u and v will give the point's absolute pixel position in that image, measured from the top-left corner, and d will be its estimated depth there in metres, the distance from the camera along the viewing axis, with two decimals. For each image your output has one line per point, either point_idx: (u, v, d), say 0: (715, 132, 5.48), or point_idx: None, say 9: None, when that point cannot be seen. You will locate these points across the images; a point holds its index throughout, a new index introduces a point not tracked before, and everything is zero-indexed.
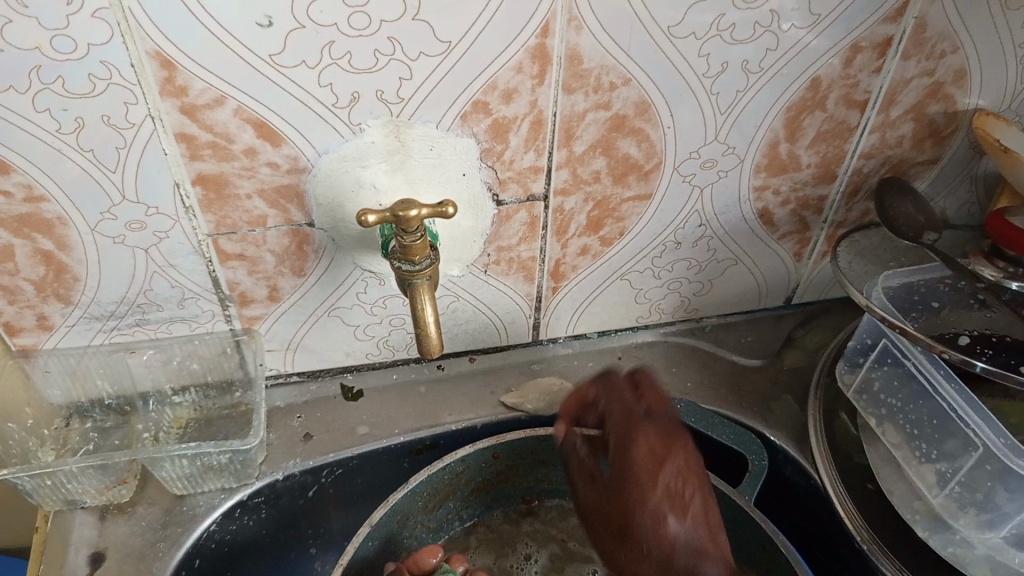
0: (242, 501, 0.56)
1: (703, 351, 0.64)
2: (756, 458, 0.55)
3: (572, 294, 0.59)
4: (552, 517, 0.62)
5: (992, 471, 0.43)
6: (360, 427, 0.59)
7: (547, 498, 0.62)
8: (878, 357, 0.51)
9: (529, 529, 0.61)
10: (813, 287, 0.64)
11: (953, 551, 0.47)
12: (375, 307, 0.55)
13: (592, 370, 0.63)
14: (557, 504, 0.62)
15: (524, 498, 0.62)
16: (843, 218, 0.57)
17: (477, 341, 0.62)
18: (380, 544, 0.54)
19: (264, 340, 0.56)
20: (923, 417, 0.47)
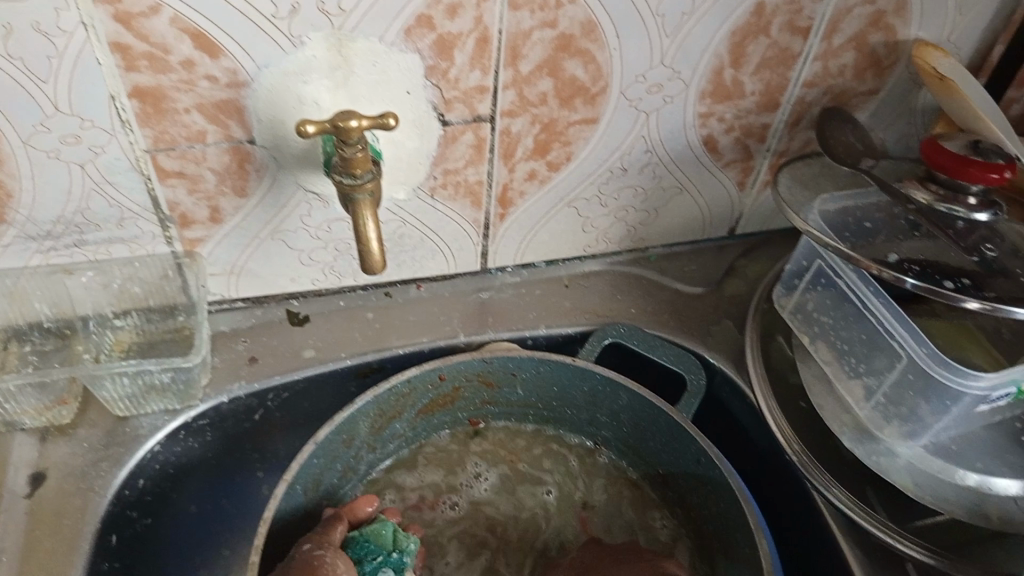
0: (187, 423, 0.56)
1: (647, 279, 0.66)
2: (694, 376, 0.57)
3: (519, 220, 0.59)
4: (498, 441, 0.63)
5: (913, 381, 0.47)
6: (306, 350, 0.59)
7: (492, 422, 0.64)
8: (812, 278, 0.53)
9: (478, 449, 0.63)
10: (756, 217, 0.65)
11: (877, 459, 0.52)
12: (319, 231, 0.55)
13: (538, 297, 0.64)
14: (504, 426, 0.64)
15: (470, 420, 0.63)
16: (786, 147, 0.58)
17: (423, 267, 0.61)
18: (327, 461, 0.55)
19: (207, 263, 0.56)
20: (852, 335, 0.51)
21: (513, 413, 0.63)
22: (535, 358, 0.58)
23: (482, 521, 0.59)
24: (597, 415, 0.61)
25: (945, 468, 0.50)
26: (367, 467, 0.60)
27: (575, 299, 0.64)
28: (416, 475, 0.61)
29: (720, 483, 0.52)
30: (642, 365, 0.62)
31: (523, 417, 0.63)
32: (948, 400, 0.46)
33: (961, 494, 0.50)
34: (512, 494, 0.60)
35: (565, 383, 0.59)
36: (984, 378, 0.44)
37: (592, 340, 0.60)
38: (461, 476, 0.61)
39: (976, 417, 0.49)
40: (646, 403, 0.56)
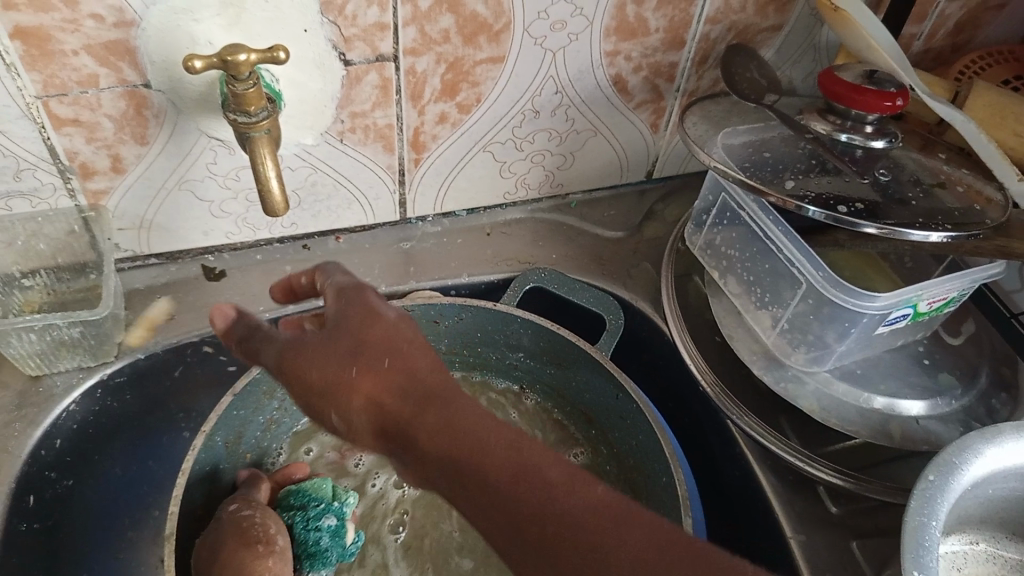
0: (104, 381, 0.55)
1: (568, 225, 0.66)
2: (611, 315, 0.58)
3: (434, 166, 0.59)
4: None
5: (814, 306, 0.49)
6: (224, 305, 0.59)
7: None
8: (718, 213, 0.54)
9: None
10: (672, 161, 0.67)
11: (785, 386, 0.52)
12: (228, 180, 0.54)
13: (459, 246, 0.64)
14: None
15: None
16: (695, 86, 0.59)
17: (342, 219, 0.61)
18: (249, 413, 0.54)
19: (113, 217, 0.55)
20: (758, 266, 0.52)
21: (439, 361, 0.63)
22: (456, 306, 0.57)
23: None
24: (521, 359, 0.61)
25: (849, 391, 0.51)
26: (293, 420, 0.60)
27: (496, 247, 0.64)
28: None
29: (638, 416, 0.53)
30: (565, 307, 0.62)
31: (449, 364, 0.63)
32: (848, 323, 0.48)
33: (866, 416, 0.50)
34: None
35: (488, 329, 0.59)
36: (880, 299, 0.45)
37: (514, 286, 0.60)
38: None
39: (877, 341, 0.51)
40: (569, 345, 0.56)
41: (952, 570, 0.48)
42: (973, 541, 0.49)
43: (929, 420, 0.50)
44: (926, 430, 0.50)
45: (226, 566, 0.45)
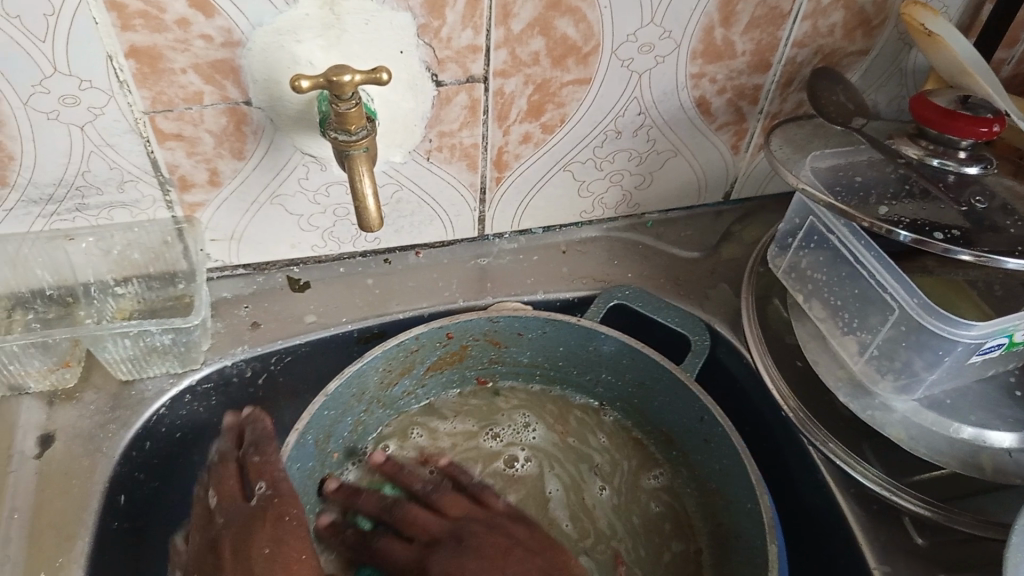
0: (191, 387, 0.57)
1: (644, 245, 0.66)
2: (698, 337, 0.58)
3: (516, 185, 0.59)
4: (521, 403, 0.64)
5: (904, 333, 0.48)
6: (307, 316, 0.60)
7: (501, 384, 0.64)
8: (804, 237, 0.54)
9: (508, 405, 0.64)
10: (751, 182, 0.66)
11: (871, 413, 0.52)
12: (317, 195, 0.56)
13: (536, 262, 0.65)
14: (510, 385, 0.64)
15: (478, 379, 0.64)
16: (778, 109, 0.59)
17: (423, 235, 0.62)
18: (338, 414, 0.56)
19: (206, 228, 0.57)
20: (846, 291, 0.51)
21: (520, 373, 0.64)
22: (541, 318, 0.58)
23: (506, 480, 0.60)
24: (601, 375, 0.61)
25: (939, 420, 0.50)
26: (375, 424, 0.61)
27: (572, 265, 0.65)
28: (428, 432, 0.61)
29: (725, 442, 0.53)
30: (647, 325, 0.63)
31: (530, 377, 0.64)
32: (942, 352, 0.47)
33: (956, 446, 0.50)
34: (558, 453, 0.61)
35: (571, 345, 0.60)
36: (975, 328, 0.44)
37: (598, 302, 0.61)
38: (505, 424, 0.62)
39: (969, 371, 0.50)
40: (652, 362, 0.57)
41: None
42: None
43: (1020, 453, 0.49)
44: (1019, 463, 0.49)
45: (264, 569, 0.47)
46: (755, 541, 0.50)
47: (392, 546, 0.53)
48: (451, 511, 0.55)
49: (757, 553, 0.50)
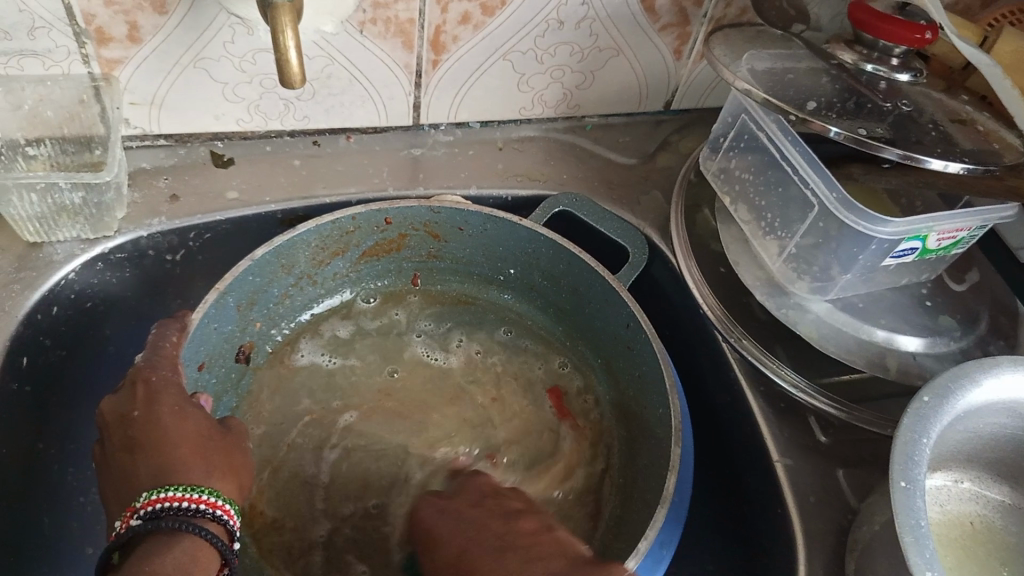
0: (104, 256, 0.56)
1: (581, 147, 0.66)
2: (636, 253, 0.57)
3: (452, 71, 0.58)
4: (451, 302, 0.61)
5: (823, 230, 0.49)
6: (229, 193, 0.59)
7: (437, 280, 0.62)
8: (736, 136, 0.54)
9: (437, 303, 0.61)
10: (692, 92, 0.66)
11: (785, 312, 0.53)
12: (243, 62, 0.54)
13: (470, 156, 0.64)
14: (445, 284, 0.62)
15: (413, 275, 0.62)
16: (722, 14, 0.59)
17: (354, 117, 0.60)
18: (265, 283, 0.55)
19: (125, 90, 0.54)
20: (771, 190, 0.52)
21: (458, 272, 0.62)
22: (482, 214, 0.56)
23: (418, 379, 0.56)
24: (537, 278, 0.59)
25: (849, 322, 0.52)
26: (306, 300, 0.59)
27: (507, 161, 0.64)
28: (349, 322, 0.59)
29: (643, 345, 0.52)
30: (590, 237, 0.62)
31: (466, 277, 0.62)
32: (858, 247, 0.48)
33: (865, 347, 0.51)
34: (471, 358, 0.58)
35: (510, 244, 0.58)
36: (891, 224, 0.45)
37: (544, 205, 0.59)
38: (425, 322, 0.60)
39: (881, 278, 0.52)
40: (586, 267, 0.55)
41: (935, 504, 0.48)
42: (958, 479, 0.49)
43: (925, 357, 0.51)
44: (921, 365, 0.50)
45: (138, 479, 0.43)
46: (659, 442, 0.49)
47: (437, 498, 0.46)
48: (487, 489, 0.46)
49: (658, 457, 0.49)
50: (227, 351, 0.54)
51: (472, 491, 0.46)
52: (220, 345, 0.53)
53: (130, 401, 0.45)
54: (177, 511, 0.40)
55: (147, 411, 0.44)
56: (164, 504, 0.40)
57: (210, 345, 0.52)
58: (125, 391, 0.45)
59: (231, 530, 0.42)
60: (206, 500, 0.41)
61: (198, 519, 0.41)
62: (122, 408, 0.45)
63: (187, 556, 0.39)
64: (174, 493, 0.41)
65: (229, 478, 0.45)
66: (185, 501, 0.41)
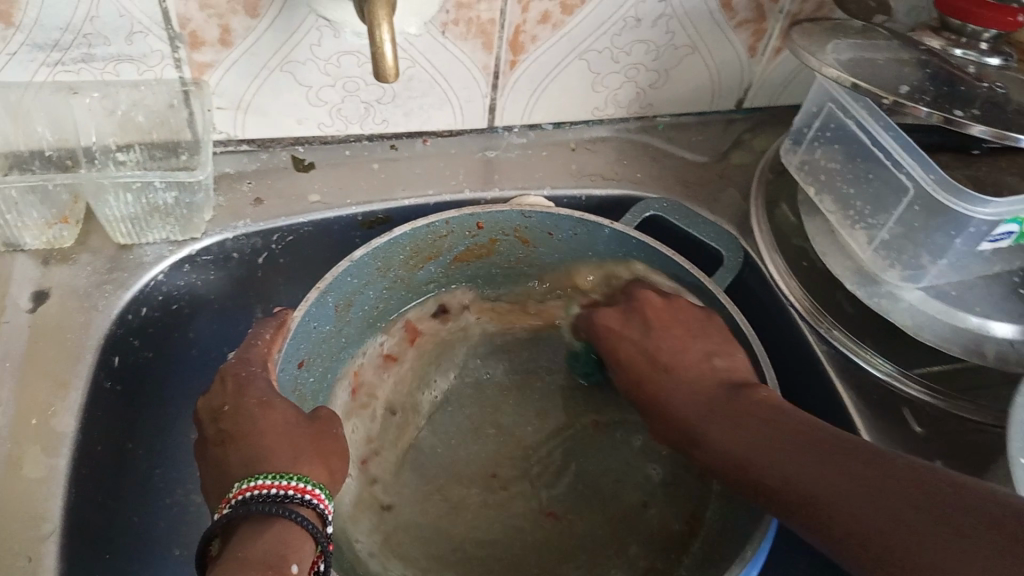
0: (191, 257, 0.56)
1: (655, 148, 0.66)
2: (732, 257, 0.56)
3: (529, 72, 0.59)
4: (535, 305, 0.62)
5: (919, 214, 0.48)
6: (311, 195, 0.59)
7: (524, 284, 0.62)
8: (822, 125, 0.54)
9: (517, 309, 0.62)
10: (764, 91, 0.66)
11: (878, 302, 0.52)
12: (329, 65, 0.55)
13: (545, 157, 0.64)
14: (530, 288, 0.62)
15: (502, 279, 0.62)
16: (799, 10, 0.59)
17: (432, 120, 0.61)
18: (359, 286, 0.55)
19: (213, 93, 0.55)
20: (861, 177, 0.51)
21: (545, 277, 0.62)
22: (576, 218, 0.55)
23: None
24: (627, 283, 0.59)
25: (944, 310, 0.51)
26: (397, 302, 0.60)
27: (580, 163, 0.64)
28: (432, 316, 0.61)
29: (742, 345, 0.50)
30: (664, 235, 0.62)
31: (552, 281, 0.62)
32: (955, 232, 0.47)
33: (961, 334, 0.50)
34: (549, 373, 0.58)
35: (599, 248, 0.57)
36: (991, 205, 0.44)
37: (636, 210, 0.59)
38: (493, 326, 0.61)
39: (975, 267, 0.50)
40: (679, 268, 0.54)
41: None
42: None
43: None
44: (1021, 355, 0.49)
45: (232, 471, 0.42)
46: None
47: (610, 317, 0.54)
48: (656, 311, 0.52)
49: None
50: (327, 349, 0.55)
51: (636, 319, 0.52)
52: (321, 341, 0.54)
53: (222, 394, 0.45)
54: (268, 498, 0.39)
55: (237, 403, 0.44)
56: (254, 491, 0.39)
57: (310, 343, 0.52)
58: (216, 387, 0.45)
59: (324, 515, 0.41)
60: (294, 486, 0.40)
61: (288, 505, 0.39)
62: (215, 401, 0.44)
63: (274, 541, 0.37)
64: (264, 480, 0.40)
65: (321, 464, 0.44)
66: (273, 487, 0.39)
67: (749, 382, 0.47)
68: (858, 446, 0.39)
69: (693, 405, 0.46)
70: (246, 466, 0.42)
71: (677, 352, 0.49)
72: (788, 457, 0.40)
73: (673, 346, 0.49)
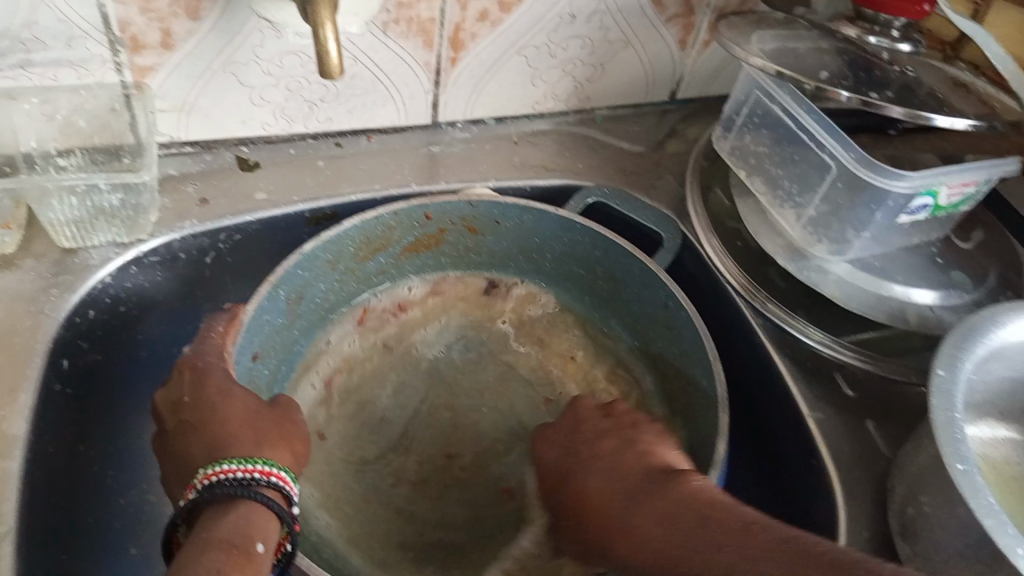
0: (138, 258, 0.56)
1: (594, 139, 0.68)
2: (670, 240, 0.60)
3: (470, 68, 0.60)
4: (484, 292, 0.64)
5: (842, 190, 0.51)
6: (258, 194, 0.60)
7: (475, 270, 0.65)
8: (750, 112, 0.57)
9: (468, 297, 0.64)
10: (696, 82, 0.69)
11: (808, 275, 0.55)
12: (271, 65, 0.56)
13: (489, 151, 0.66)
14: (482, 274, 0.65)
15: (453, 268, 0.64)
16: (724, 3, 0.62)
17: (376, 117, 0.62)
18: (310, 278, 0.55)
19: (155, 96, 0.55)
20: (788, 159, 0.54)
21: (494, 264, 0.64)
22: (521, 208, 0.58)
23: None
24: (574, 267, 0.62)
25: (868, 280, 0.54)
26: (348, 293, 0.61)
27: (523, 155, 0.66)
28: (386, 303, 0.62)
29: (685, 323, 0.54)
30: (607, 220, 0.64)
31: (502, 266, 0.64)
32: (875, 205, 0.50)
33: (885, 302, 0.54)
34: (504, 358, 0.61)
35: (545, 234, 0.60)
36: (907, 179, 0.48)
37: (577, 198, 0.62)
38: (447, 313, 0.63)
39: (893, 238, 0.54)
40: (620, 251, 0.57)
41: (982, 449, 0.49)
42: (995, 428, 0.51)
43: (942, 311, 0.53)
44: (939, 319, 0.53)
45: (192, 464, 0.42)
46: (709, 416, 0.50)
47: (548, 441, 0.49)
48: (586, 416, 0.49)
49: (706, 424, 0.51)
50: (278, 342, 0.55)
51: (564, 441, 0.48)
52: (270, 335, 0.54)
53: (179, 389, 0.45)
54: (234, 482, 0.40)
55: (195, 397, 0.44)
56: (220, 476, 0.40)
57: (263, 337, 0.52)
58: (174, 380, 0.45)
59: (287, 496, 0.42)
60: (260, 469, 0.41)
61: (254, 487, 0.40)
62: (173, 396, 0.45)
63: (241, 522, 0.38)
64: (229, 465, 0.41)
65: (282, 453, 0.44)
66: (238, 472, 0.40)
67: (681, 472, 0.42)
68: (787, 536, 0.35)
69: (620, 498, 0.42)
70: (207, 458, 0.42)
71: (602, 461, 0.45)
72: (696, 541, 0.37)
73: (592, 457, 0.45)
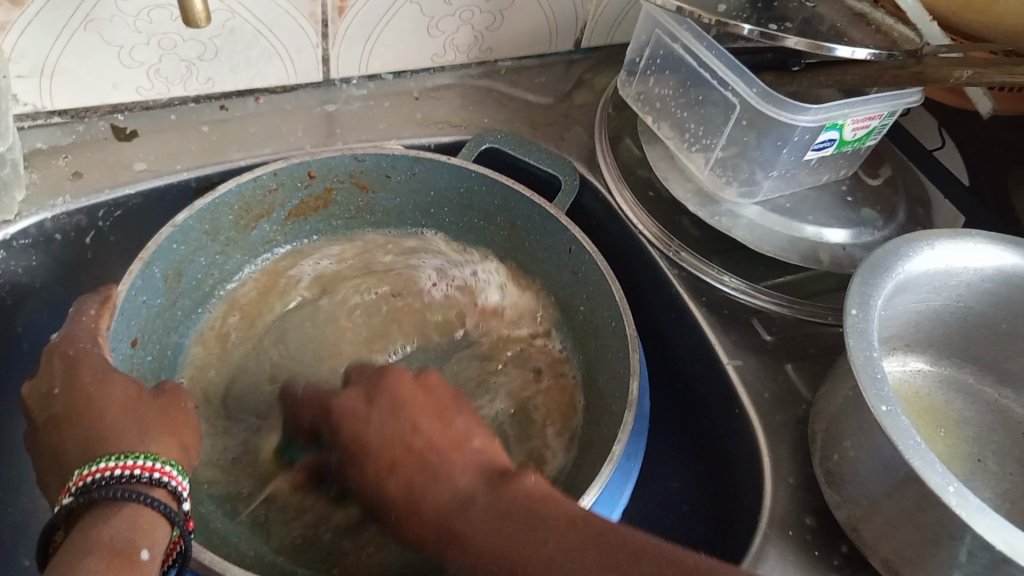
0: (7, 241, 0.51)
1: (498, 92, 0.65)
2: (568, 180, 0.57)
3: (360, 18, 0.56)
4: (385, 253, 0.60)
5: (747, 128, 0.50)
6: (137, 164, 0.55)
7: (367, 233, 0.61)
8: (651, 54, 0.55)
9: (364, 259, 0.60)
10: (600, 30, 0.67)
11: (719, 220, 0.54)
12: (138, 21, 0.51)
13: (386, 108, 0.62)
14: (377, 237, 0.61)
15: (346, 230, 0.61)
16: None
17: (261, 75, 0.58)
18: (189, 250, 0.52)
19: (9, 59, 0.50)
20: (691, 101, 0.53)
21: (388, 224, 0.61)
22: (412, 157, 0.56)
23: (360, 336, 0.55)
24: (470, 220, 0.60)
25: (780, 222, 0.53)
26: (235, 268, 0.57)
27: (425, 111, 0.63)
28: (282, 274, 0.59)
29: (588, 265, 0.53)
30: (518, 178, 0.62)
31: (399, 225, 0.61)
32: (780, 142, 0.49)
33: (796, 242, 0.53)
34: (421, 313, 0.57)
35: (439, 185, 0.58)
36: (811, 111, 0.47)
37: (470, 144, 0.59)
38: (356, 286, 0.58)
39: (802, 177, 0.53)
40: (517, 196, 0.56)
41: (898, 384, 0.50)
42: (906, 360, 0.51)
43: (854, 248, 0.53)
44: (852, 256, 0.52)
45: (71, 460, 0.39)
46: (618, 360, 0.50)
47: (352, 393, 0.44)
48: (406, 397, 0.43)
49: (618, 372, 0.50)
50: (161, 324, 0.52)
51: (381, 400, 0.43)
52: (151, 318, 0.51)
53: (51, 376, 0.41)
54: (113, 481, 0.36)
55: (70, 385, 0.40)
56: (96, 475, 0.36)
57: (141, 319, 0.50)
58: (43, 368, 0.41)
59: (178, 494, 0.39)
60: (143, 465, 0.38)
61: (136, 485, 0.37)
62: (45, 386, 0.41)
63: (125, 526, 0.35)
64: (107, 463, 0.37)
65: (172, 440, 0.41)
66: (117, 469, 0.37)
67: (507, 473, 0.40)
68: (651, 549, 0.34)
69: (447, 499, 0.38)
70: (84, 451, 0.39)
71: (410, 447, 0.41)
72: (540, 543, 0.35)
73: (398, 437, 0.41)
